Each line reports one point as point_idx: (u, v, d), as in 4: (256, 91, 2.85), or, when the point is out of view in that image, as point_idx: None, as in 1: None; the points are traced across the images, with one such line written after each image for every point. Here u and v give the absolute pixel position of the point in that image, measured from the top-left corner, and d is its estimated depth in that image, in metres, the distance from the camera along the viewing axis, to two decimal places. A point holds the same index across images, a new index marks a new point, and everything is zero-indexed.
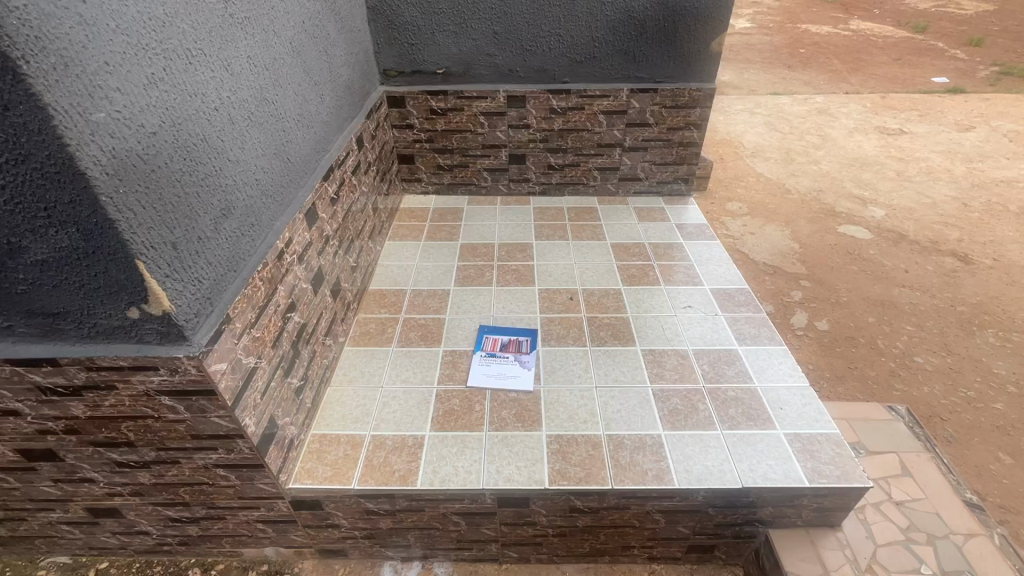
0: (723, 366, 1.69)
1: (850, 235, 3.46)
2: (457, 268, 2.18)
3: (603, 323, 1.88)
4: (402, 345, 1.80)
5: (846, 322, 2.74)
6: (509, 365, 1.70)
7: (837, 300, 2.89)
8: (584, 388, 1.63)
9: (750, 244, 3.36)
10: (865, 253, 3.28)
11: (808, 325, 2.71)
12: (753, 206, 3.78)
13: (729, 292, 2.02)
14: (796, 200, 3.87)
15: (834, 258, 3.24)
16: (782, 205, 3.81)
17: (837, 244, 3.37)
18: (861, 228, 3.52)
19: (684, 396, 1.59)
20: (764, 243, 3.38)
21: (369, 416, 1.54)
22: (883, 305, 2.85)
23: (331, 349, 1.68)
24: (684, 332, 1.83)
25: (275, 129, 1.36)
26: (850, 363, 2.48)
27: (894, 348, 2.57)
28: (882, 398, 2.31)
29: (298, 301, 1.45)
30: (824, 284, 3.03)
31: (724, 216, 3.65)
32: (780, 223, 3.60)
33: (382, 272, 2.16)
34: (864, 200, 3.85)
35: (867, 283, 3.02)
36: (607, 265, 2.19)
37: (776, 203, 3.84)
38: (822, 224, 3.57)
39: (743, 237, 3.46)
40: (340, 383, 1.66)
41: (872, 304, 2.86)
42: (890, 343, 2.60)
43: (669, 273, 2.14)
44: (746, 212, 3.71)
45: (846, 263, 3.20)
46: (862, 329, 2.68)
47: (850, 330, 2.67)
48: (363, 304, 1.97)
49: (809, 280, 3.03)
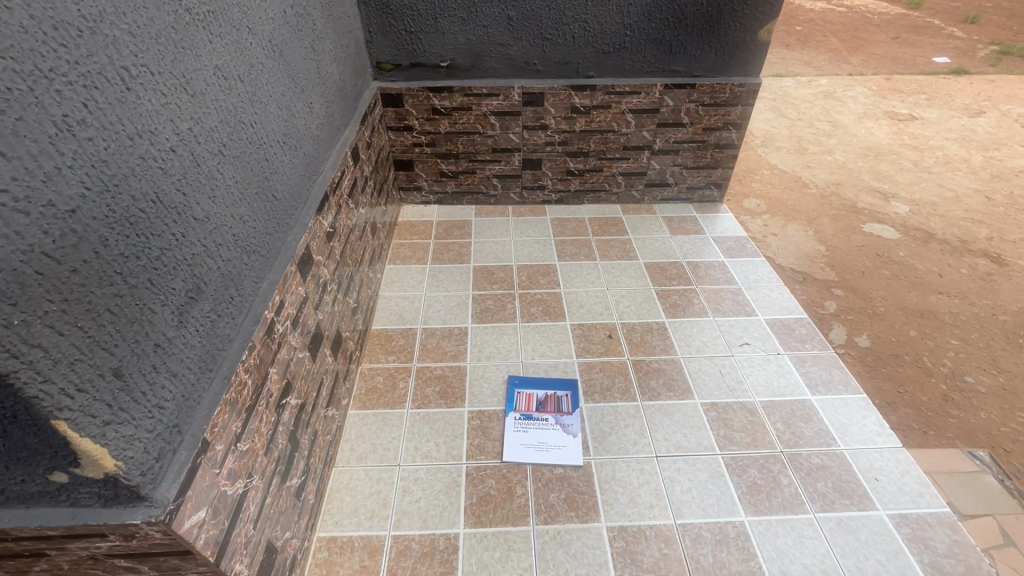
0: (798, 423, 1.45)
1: (878, 234, 3.25)
2: (473, 299, 1.88)
3: (652, 369, 1.62)
4: (418, 405, 1.51)
5: (887, 336, 2.53)
6: (550, 431, 1.42)
7: (874, 310, 2.69)
8: (643, 458, 1.37)
9: (775, 246, 3.12)
10: (895, 256, 3.07)
11: (847, 342, 2.48)
12: (771, 202, 3.51)
13: (788, 324, 1.77)
14: (815, 195, 3.61)
15: (863, 262, 3.02)
16: (801, 200, 3.55)
17: (865, 245, 3.15)
18: (887, 226, 3.32)
19: (761, 465, 1.35)
20: (789, 244, 3.14)
21: (387, 507, 1.26)
22: (923, 316, 2.65)
23: (334, 418, 1.38)
24: (747, 379, 1.58)
25: (256, 161, 1.04)
26: (898, 388, 2.26)
27: (942, 367, 2.37)
28: (939, 426, 2.11)
29: (294, 377, 1.14)
30: (858, 292, 2.81)
31: (743, 214, 3.39)
32: (802, 221, 3.36)
33: (386, 306, 1.85)
34: (886, 194, 3.63)
35: (902, 290, 2.82)
36: (644, 291, 1.92)
37: (794, 199, 3.57)
38: (846, 222, 3.34)
39: (765, 238, 3.20)
40: (347, 460, 1.36)
41: (911, 315, 2.66)
42: (936, 360, 2.41)
43: (716, 301, 1.87)
44: (766, 209, 3.44)
45: (877, 267, 2.99)
46: (906, 345, 2.48)
47: (893, 347, 2.47)
48: (367, 350, 1.67)
49: (842, 289, 2.81)
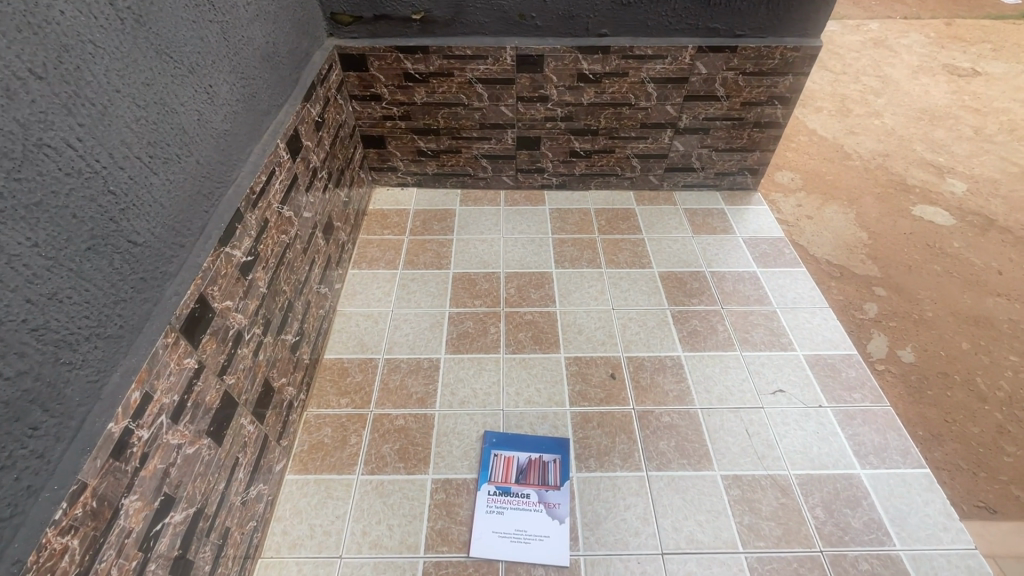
0: (843, 510, 1.16)
1: (927, 217, 2.77)
2: (450, 320, 1.56)
3: (662, 425, 1.30)
4: (370, 468, 1.23)
5: (934, 350, 2.10)
6: (530, 515, 1.15)
7: (919, 316, 2.24)
8: (646, 556, 1.09)
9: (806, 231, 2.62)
10: (948, 247, 2.60)
11: (889, 356, 2.07)
12: (807, 175, 3.00)
13: (833, 364, 1.44)
14: (860, 167, 3.10)
15: (911, 253, 2.55)
16: (842, 174, 3.03)
17: (914, 233, 2.67)
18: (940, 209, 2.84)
19: (795, 572, 1.07)
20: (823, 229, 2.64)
21: None
22: (976, 324, 2.22)
23: (260, 496, 1.11)
24: (780, 442, 1.27)
25: (84, 201, 0.69)
26: (946, 416, 1.88)
27: (998, 391, 1.97)
28: (991, 468, 1.73)
29: (181, 484, 0.85)
30: (902, 291, 2.35)
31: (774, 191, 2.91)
32: (841, 200, 2.85)
33: (344, 327, 1.54)
34: (941, 168, 3.13)
35: (955, 291, 2.37)
36: (657, 313, 1.58)
37: (833, 171, 3.06)
38: (893, 203, 2.85)
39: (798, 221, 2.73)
40: (278, 548, 1.10)
41: (964, 322, 2.23)
42: (991, 382, 2.00)
43: (746, 328, 1.53)
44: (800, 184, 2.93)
45: (926, 259, 2.52)
46: (957, 361, 2.07)
47: (943, 363, 2.05)
48: (315, 389, 1.38)
49: (885, 287, 2.36)
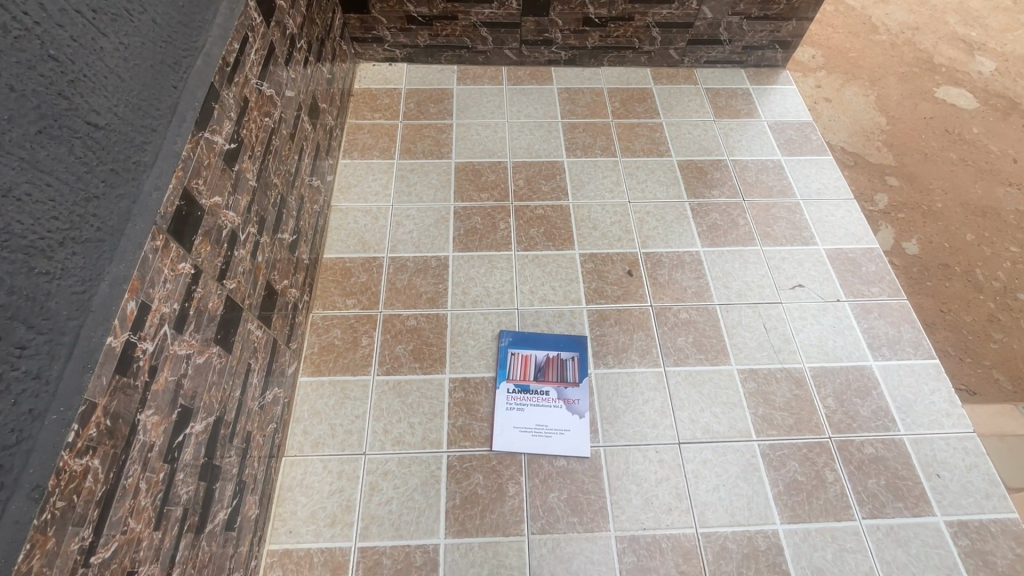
0: (853, 400, 1.19)
1: (948, 98, 2.27)
2: (456, 216, 1.45)
3: (680, 322, 1.28)
4: (386, 369, 1.21)
5: (937, 242, 1.78)
6: (550, 411, 1.16)
7: (926, 207, 1.87)
8: (663, 446, 1.12)
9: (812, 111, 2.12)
10: (965, 133, 2.14)
11: (890, 247, 1.73)
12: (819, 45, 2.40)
13: (854, 259, 1.40)
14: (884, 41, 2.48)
15: (926, 139, 2.10)
16: (866, 50, 2.43)
17: (933, 118, 2.18)
18: (964, 92, 2.30)
19: (804, 456, 1.12)
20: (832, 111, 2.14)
21: (351, 511, 1.04)
22: (983, 216, 1.86)
23: (276, 400, 1.09)
24: (797, 336, 1.27)
25: (18, 68, 0.54)
26: (939, 305, 1.62)
27: (993, 283, 1.69)
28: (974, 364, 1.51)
29: (196, 395, 0.81)
30: (910, 178, 1.96)
31: None
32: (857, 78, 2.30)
33: (343, 224, 1.43)
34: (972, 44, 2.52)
35: (966, 179, 1.97)
36: (675, 206, 1.49)
37: (853, 45, 2.44)
38: (915, 84, 2.31)
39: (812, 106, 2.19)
40: (301, 447, 1.11)
41: (967, 211, 1.88)
42: (987, 274, 1.71)
43: (767, 222, 1.46)
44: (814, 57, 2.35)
45: (938, 145, 2.08)
46: (957, 252, 1.76)
47: (939, 254, 1.74)
48: (318, 291, 1.31)
49: (898, 176, 1.94)
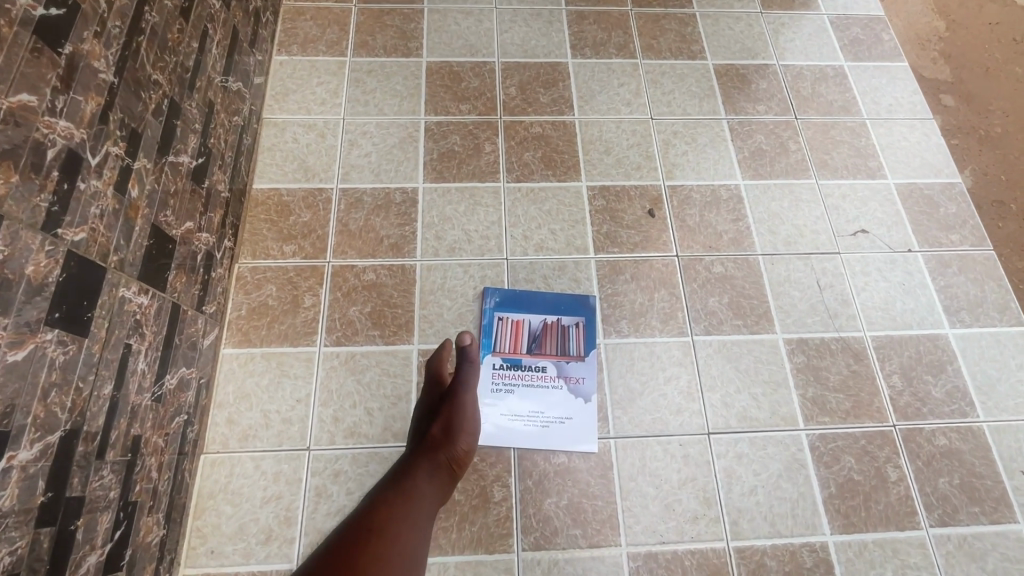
0: (924, 378, 0.95)
1: None
2: (427, 135, 1.11)
3: (713, 278, 1.01)
4: (335, 338, 0.93)
5: None
6: (547, 394, 0.91)
7: None
8: (688, 439, 0.89)
9: None
10: None
11: None
12: None
13: (930, 197, 1.11)
14: None
15: None
16: None
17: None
18: None
19: (862, 450, 0.90)
20: None
21: (291, 525, 0.81)
22: None
23: (185, 383, 0.82)
24: (858, 297, 1.01)
25: None
26: None
27: None
28: None
29: (14, 410, 0.53)
30: None
31: None
32: None
33: (278, 143, 1.09)
34: None
35: None
36: (710, 126, 1.16)
37: None
38: None
39: None
40: (225, 441, 0.86)
41: None
42: None
43: (825, 148, 1.15)
44: None
45: None
46: None
47: None
48: (246, 234, 1.00)
49: None
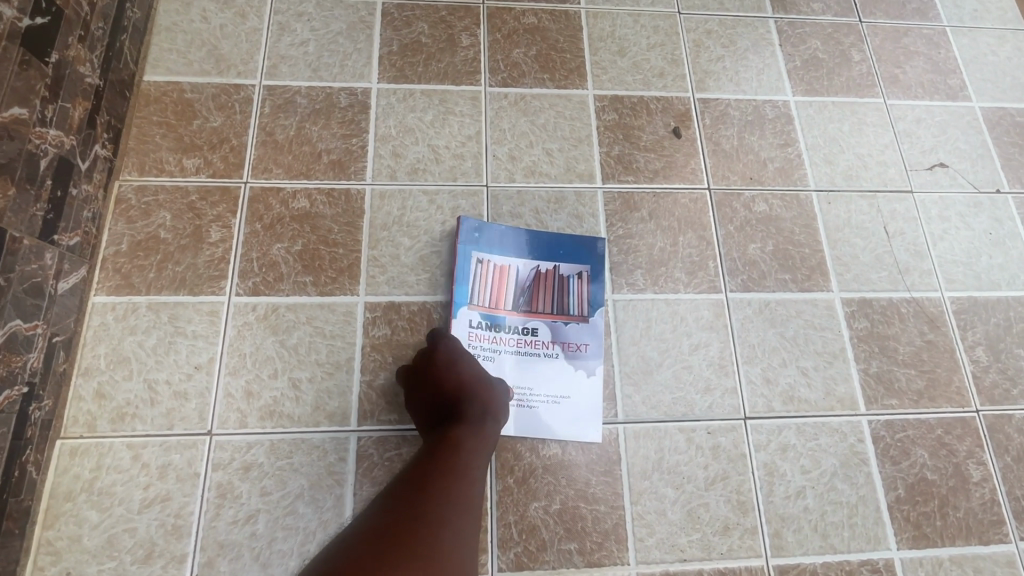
0: (1015, 352, 0.75)
1: None
2: (385, 20, 0.84)
3: (755, 218, 0.78)
4: (252, 285, 0.69)
5: None
6: (536, 364, 0.69)
7: None
8: (719, 425, 0.68)
9: None
10: None
11: None
12: None
13: (1023, 126, 0.88)
14: None
15: None
16: None
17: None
18: None
19: (938, 442, 0.70)
20: None
21: (183, 537, 0.59)
22: None
23: (22, 344, 0.57)
24: (934, 247, 0.79)
25: None
26: None
27: None
28: None
29: None
30: None
31: None
32: None
33: (181, 22, 0.81)
34: None
35: None
36: (753, 26, 0.90)
37: None
38: None
39: None
40: (92, 423, 0.62)
41: None
42: None
43: (896, 59, 0.90)
44: None
45: None
46: None
47: None
48: (130, 141, 0.73)
49: None
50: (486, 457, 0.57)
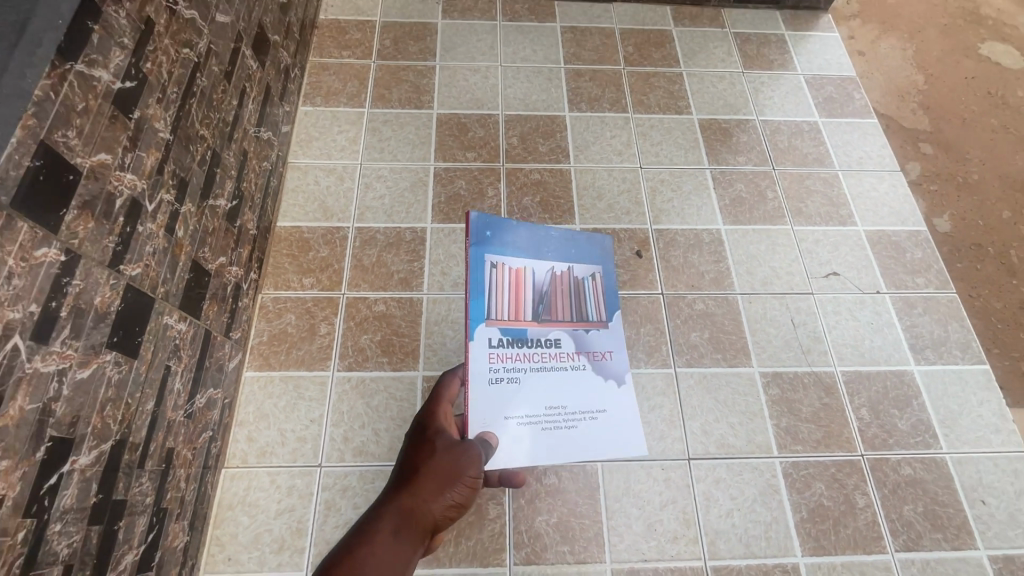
0: (891, 412, 1.02)
1: None
2: (436, 179, 1.23)
3: (695, 314, 1.10)
4: (348, 364, 1.02)
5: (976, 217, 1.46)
6: (570, 377, 0.93)
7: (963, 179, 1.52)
8: (670, 463, 0.96)
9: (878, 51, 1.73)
10: None
11: None
12: None
13: (897, 243, 1.21)
14: None
15: (1004, 86, 1.72)
16: None
17: (974, 78, 1.72)
18: None
19: (833, 477, 0.96)
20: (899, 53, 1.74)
21: (303, 536, 0.89)
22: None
23: (212, 403, 0.90)
24: (829, 335, 1.09)
25: None
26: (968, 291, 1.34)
27: None
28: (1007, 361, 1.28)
29: (80, 419, 0.62)
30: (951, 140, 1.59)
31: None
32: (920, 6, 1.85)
33: (301, 185, 1.21)
34: None
35: (1013, 147, 1.59)
36: (694, 175, 1.27)
37: None
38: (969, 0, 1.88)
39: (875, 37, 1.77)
40: (244, 457, 0.94)
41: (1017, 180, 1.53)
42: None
43: (800, 196, 1.25)
44: None
45: (1005, 92, 1.69)
46: (996, 232, 1.45)
47: (978, 231, 1.44)
48: (269, 266, 1.10)
49: (933, 143, 1.57)
50: (411, 530, 0.69)
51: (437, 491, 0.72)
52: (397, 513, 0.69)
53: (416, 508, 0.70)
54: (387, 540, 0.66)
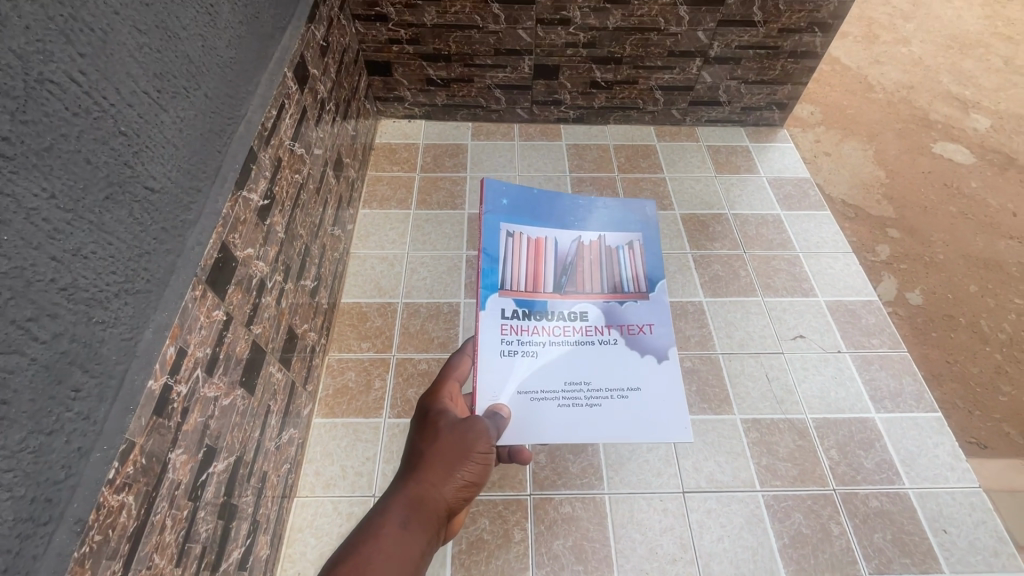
0: (857, 452, 1.20)
1: (969, 130, 2.19)
2: (467, 264, 1.52)
3: (684, 371, 1.31)
4: (397, 412, 1.25)
5: (941, 291, 1.69)
6: (598, 353, 0.97)
7: (929, 259, 1.77)
8: (668, 495, 1.13)
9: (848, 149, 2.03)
10: (995, 171, 2.05)
11: (891, 298, 1.64)
12: (839, 76, 2.37)
13: (853, 311, 1.44)
14: (897, 68, 2.44)
15: (950, 180, 2.02)
16: (886, 81, 2.37)
17: (929, 173, 2.03)
18: (986, 120, 2.24)
19: (809, 509, 1.12)
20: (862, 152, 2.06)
21: None
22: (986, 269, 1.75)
23: (292, 440, 1.13)
24: (799, 387, 1.29)
25: (95, 144, 0.63)
26: (944, 357, 1.53)
27: (994, 334, 1.60)
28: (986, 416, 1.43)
29: (220, 435, 0.86)
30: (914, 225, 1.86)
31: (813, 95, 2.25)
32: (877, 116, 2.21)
33: (360, 269, 1.51)
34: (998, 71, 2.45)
35: (968, 231, 1.86)
36: (678, 258, 1.54)
37: (872, 76, 2.38)
38: (913, 112, 2.24)
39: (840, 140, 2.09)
40: (312, 488, 1.14)
41: (970, 258, 1.78)
42: (986, 323, 1.62)
43: (768, 274, 1.51)
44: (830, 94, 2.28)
45: (956, 186, 1.99)
46: (959, 303, 1.66)
47: (940, 302, 1.66)
48: (334, 333, 1.37)
49: (899, 228, 1.83)
50: (424, 509, 0.75)
51: (446, 473, 0.78)
52: (411, 498, 0.75)
53: (429, 492, 0.77)
54: (405, 522, 0.73)
